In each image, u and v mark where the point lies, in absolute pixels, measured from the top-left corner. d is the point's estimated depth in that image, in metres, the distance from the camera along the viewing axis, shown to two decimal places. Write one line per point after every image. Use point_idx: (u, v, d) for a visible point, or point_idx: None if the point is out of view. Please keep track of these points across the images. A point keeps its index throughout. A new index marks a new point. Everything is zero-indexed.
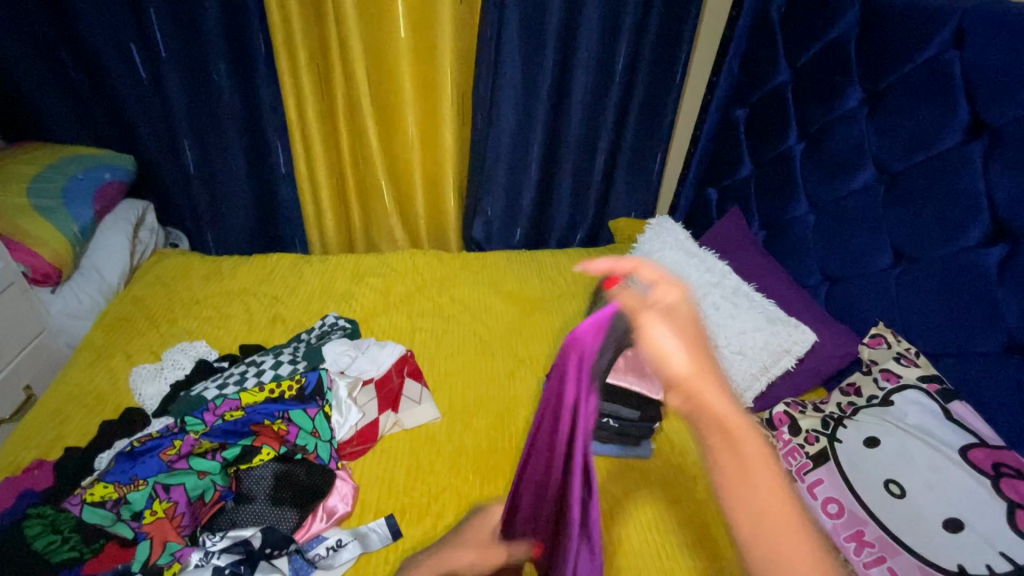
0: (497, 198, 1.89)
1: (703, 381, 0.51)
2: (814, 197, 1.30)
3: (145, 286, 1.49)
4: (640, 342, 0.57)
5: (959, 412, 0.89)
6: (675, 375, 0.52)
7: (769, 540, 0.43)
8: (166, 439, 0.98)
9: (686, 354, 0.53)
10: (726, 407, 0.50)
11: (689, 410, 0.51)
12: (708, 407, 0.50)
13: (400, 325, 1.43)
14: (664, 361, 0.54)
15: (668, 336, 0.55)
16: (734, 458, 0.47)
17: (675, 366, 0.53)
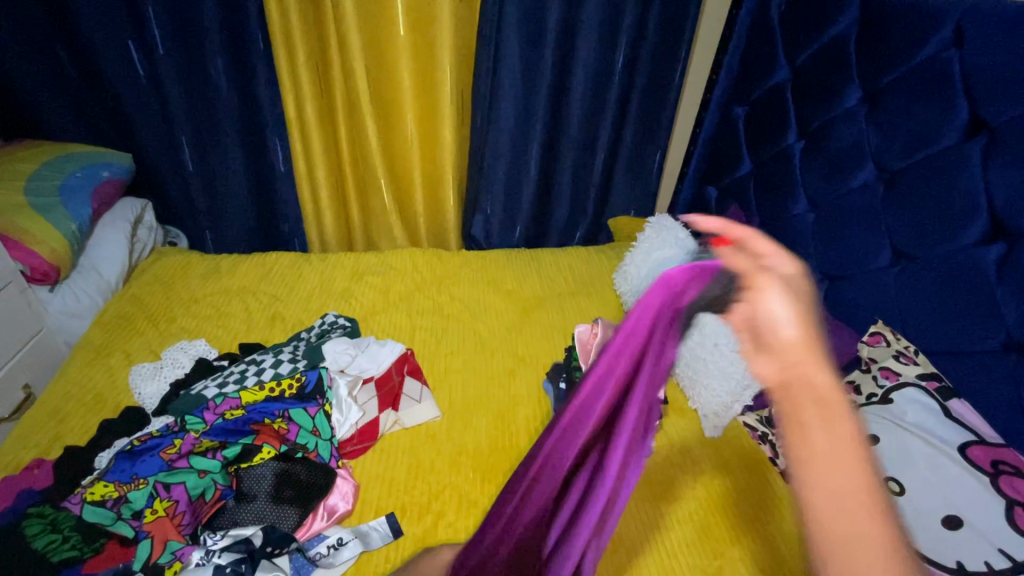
0: (496, 196, 1.89)
1: (808, 361, 0.46)
2: (813, 195, 1.30)
3: (143, 285, 1.48)
4: (741, 307, 0.49)
5: (959, 409, 0.90)
6: (784, 344, 0.46)
7: (844, 523, 0.41)
8: (166, 438, 0.98)
9: (795, 328, 0.47)
10: (828, 389, 0.45)
11: (788, 388, 0.45)
12: (811, 386, 0.45)
13: (399, 324, 1.43)
14: (772, 329, 0.47)
15: (781, 304, 0.48)
16: (826, 441, 0.43)
17: (785, 335, 0.47)
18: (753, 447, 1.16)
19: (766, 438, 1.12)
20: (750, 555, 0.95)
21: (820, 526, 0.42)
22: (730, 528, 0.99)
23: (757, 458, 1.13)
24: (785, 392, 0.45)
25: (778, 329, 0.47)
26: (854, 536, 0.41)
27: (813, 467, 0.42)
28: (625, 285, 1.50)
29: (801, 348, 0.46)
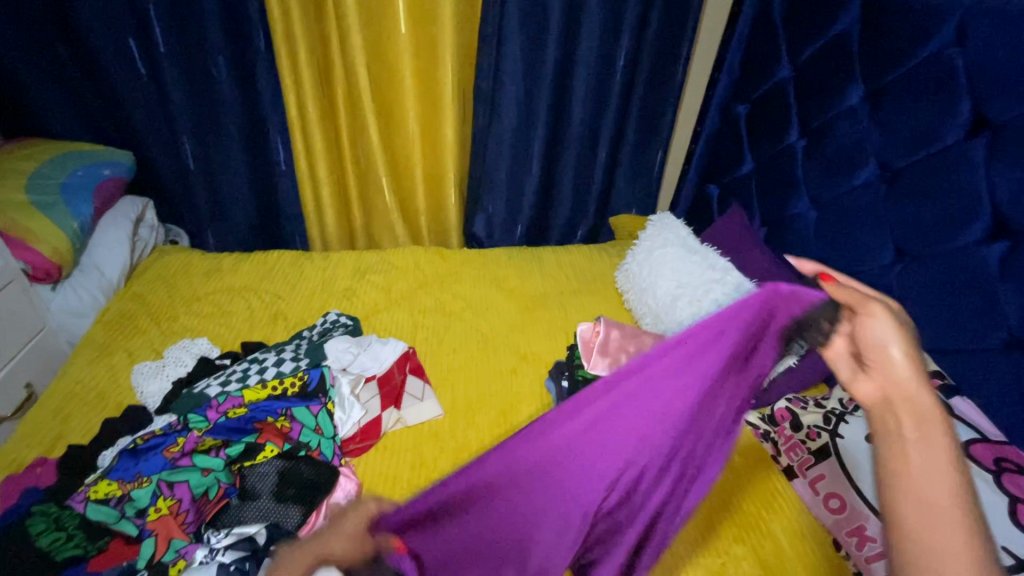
0: (498, 194, 1.89)
1: (906, 380, 0.60)
2: (815, 194, 1.30)
3: (145, 283, 1.48)
4: (853, 330, 0.66)
5: (961, 406, 0.90)
6: (890, 365, 0.62)
7: (927, 512, 0.53)
8: (169, 437, 0.98)
9: (901, 351, 0.62)
10: (926, 403, 0.59)
11: (888, 402, 0.61)
12: (908, 398, 0.59)
13: (401, 322, 1.43)
14: (878, 348, 0.63)
15: (885, 326, 0.63)
16: (919, 445, 0.57)
17: (892, 356, 0.62)
18: (753, 443, 1.14)
19: (767, 436, 1.11)
20: (754, 553, 0.95)
21: (906, 512, 0.54)
22: (736, 528, 0.98)
23: (757, 455, 1.12)
24: (882, 401, 0.61)
25: (887, 354, 0.62)
26: (923, 511, 0.54)
27: (900, 462, 0.56)
28: (626, 283, 1.50)
29: (903, 370, 0.61)
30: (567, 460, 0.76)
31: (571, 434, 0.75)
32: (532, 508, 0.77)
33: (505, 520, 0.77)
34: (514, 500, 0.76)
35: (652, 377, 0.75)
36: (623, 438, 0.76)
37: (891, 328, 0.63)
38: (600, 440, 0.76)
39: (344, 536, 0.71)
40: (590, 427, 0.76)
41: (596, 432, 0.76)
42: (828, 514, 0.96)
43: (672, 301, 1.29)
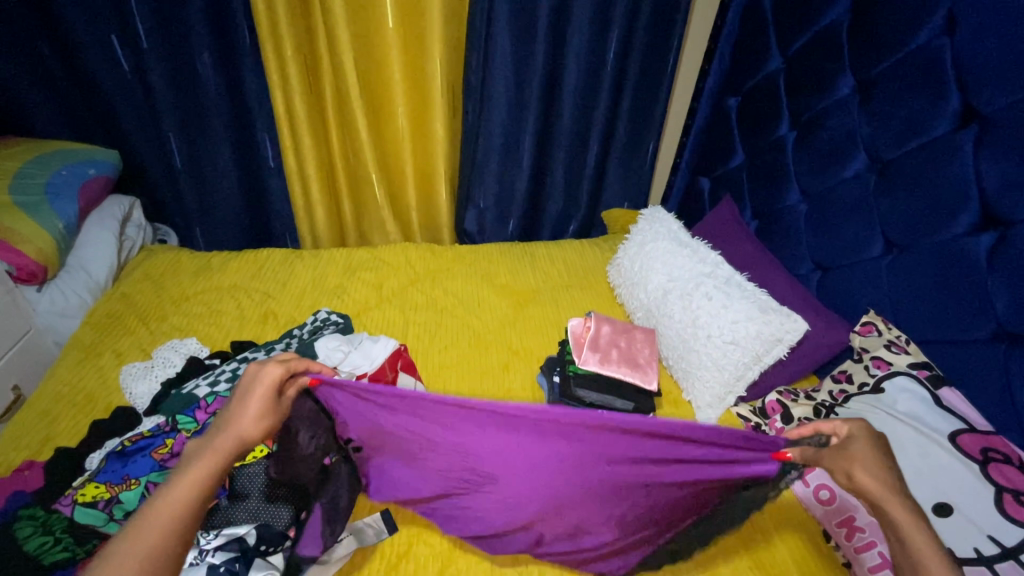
0: (489, 190, 1.88)
1: (882, 494, 0.69)
2: (806, 186, 1.30)
3: (134, 283, 1.47)
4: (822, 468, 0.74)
5: (948, 398, 0.91)
6: (865, 489, 0.70)
7: None
8: (157, 439, 0.93)
9: (867, 476, 0.70)
10: (904, 516, 0.67)
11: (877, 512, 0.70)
12: (889, 514, 0.68)
13: (393, 319, 1.42)
14: (847, 477, 0.71)
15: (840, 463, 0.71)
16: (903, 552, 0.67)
17: (864, 483, 0.70)
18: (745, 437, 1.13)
19: (759, 429, 1.10)
20: (744, 542, 0.96)
21: None
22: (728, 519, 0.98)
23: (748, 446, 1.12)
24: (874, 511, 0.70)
25: (855, 482, 0.71)
26: None
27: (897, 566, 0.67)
28: (618, 277, 1.50)
29: (873, 488, 0.69)
30: (536, 460, 0.85)
31: (557, 468, 0.84)
32: (459, 451, 0.88)
33: (424, 446, 0.89)
34: (450, 431, 0.86)
35: (658, 465, 0.82)
36: (580, 490, 0.85)
37: (847, 459, 0.71)
38: (569, 482, 0.85)
39: (252, 416, 0.74)
40: (569, 476, 0.85)
41: (571, 480, 0.85)
42: (818, 505, 0.96)
43: (664, 295, 1.29)
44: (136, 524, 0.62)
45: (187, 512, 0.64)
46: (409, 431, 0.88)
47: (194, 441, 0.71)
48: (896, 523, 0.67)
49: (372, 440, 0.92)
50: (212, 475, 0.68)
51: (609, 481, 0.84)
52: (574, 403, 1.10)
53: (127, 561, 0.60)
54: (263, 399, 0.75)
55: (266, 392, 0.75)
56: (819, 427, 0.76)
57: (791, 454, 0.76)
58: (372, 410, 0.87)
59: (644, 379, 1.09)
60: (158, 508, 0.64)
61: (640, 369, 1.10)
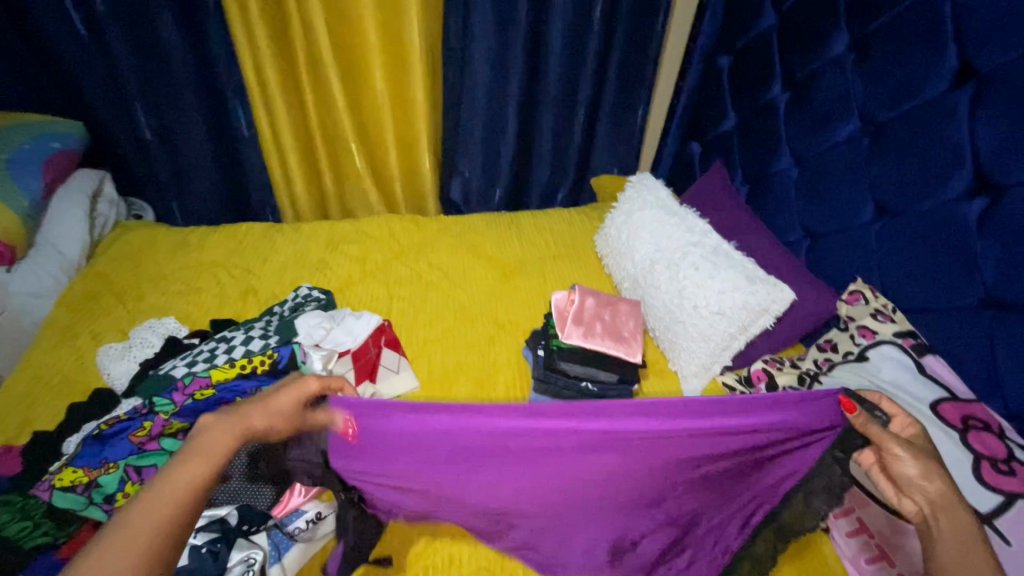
0: (474, 157, 1.82)
1: (943, 496, 0.69)
2: (797, 150, 1.26)
3: (109, 261, 1.42)
4: (893, 468, 0.72)
5: (932, 365, 0.91)
6: (930, 492, 0.69)
7: None
8: (134, 421, 0.91)
9: (939, 481, 0.69)
10: (965, 526, 0.66)
11: (930, 515, 0.69)
12: (947, 522, 0.67)
13: (376, 294, 1.40)
14: (915, 480, 0.70)
15: (911, 466, 0.70)
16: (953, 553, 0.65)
17: (931, 487, 0.69)
18: None
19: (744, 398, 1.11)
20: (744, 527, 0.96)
21: None
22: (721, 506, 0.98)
23: None
24: (926, 515, 0.69)
25: (930, 476, 0.69)
26: None
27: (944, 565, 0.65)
28: (606, 247, 1.48)
29: (940, 494, 0.69)
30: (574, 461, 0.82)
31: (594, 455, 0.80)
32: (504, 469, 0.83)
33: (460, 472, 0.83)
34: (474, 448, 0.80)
35: (709, 445, 0.81)
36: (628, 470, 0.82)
37: (921, 458, 0.70)
38: (619, 487, 0.85)
39: (276, 409, 0.74)
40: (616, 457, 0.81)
41: (624, 465, 0.82)
42: None
43: (650, 266, 1.27)
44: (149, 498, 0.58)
45: (202, 490, 0.62)
46: (428, 453, 0.81)
47: (210, 417, 0.69)
48: (955, 527, 0.67)
49: (397, 468, 0.82)
50: (229, 452, 0.66)
51: (663, 460, 0.82)
52: (558, 375, 1.09)
53: (134, 537, 0.55)
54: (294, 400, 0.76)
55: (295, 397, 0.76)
56: (887, 406, 0.77)
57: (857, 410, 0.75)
58: (406, 440, 0.80)
59: (629, 352, 1.08)
60: (170, 485, 0.60)
61: (624, 342, 1.09)
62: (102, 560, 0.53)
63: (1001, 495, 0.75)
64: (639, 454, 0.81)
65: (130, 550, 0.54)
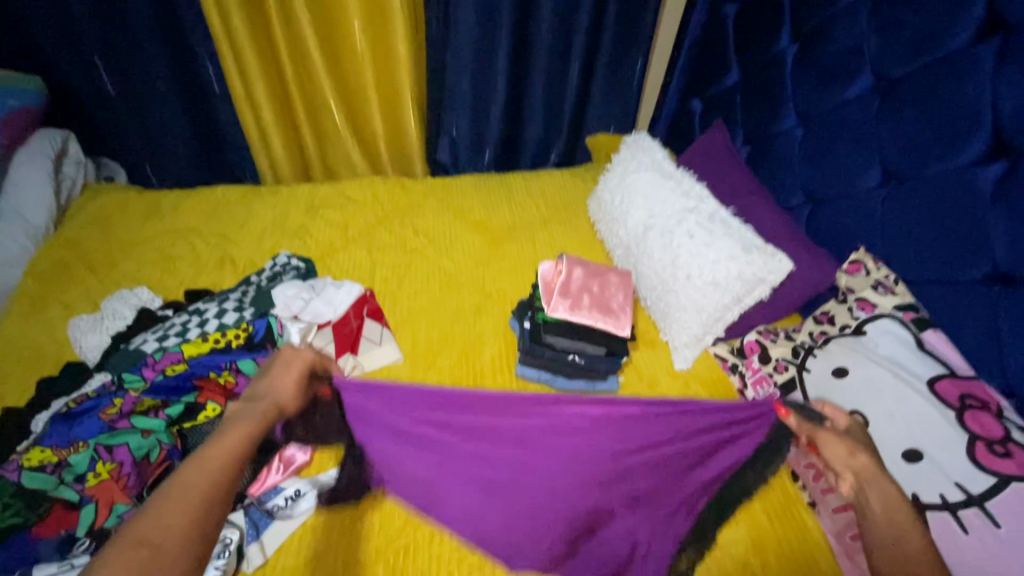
0: (462, 115, 1.72)
1: (871, 467, 0.72)
2: (803, 108, 1.18)
3: (78, 228, 1.36)
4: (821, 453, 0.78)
5: (932, 341, 0.88)
6: (859, 466, 0.73)
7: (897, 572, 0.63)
8: (104, 399, 0.89)
9: (865, 455, 0.74)
10: (890, 493, 0.70)
11: (861, 487, 0.72)
12: (876, 490, 0.70)
13: (359, 262, 1.34)
14: (852, 456, 0.74)
15: (838, 447, 0.75)
16: (884, 514, 0.68)
17: (861, 461, 0.73)
18: (720, 376, 1.13)
19: (735, 368, 1.10)
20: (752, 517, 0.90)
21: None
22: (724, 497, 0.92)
23: (722, 387, 1.10)
24: (858, 492, 0.72)
25: (854, 457, 0.74)
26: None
27: (877, 532, 0.68)
28: (598, 212, 1.43)
29: (866, 465, 0.73)
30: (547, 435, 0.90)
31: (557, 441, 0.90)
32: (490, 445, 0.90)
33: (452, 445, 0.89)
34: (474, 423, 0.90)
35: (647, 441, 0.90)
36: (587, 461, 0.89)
37: (840, 439, 0.76)
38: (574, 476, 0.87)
39: (287, 390, 0.78)
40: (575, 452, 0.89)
41: (581, 457, 0.88)
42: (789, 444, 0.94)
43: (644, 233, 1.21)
44: (191, 465, 0.60)
45: (245, 455, 0.64)
46: (423, 433, 0.90)
47: (235, 406, 0.72)
48: (885, 493, 0.70)
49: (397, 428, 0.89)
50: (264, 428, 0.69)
51: (615, 461, 0.88)
52: (544, 348, 1.06)
53: (188, 495, 0.56)
54: (302, 371, 0.81)
55: (301, 369, 0.81)
56: (829, 410, 0.83)
57: (790, 413, 0.83)
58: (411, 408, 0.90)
59: (617, 325, 1.05)
60: (214, 452, 0.62)
61: (613, 315, 1.06)
62: (160, 517, 0.54)
63: (995, 476, 0.72)
64: (591, 446, 0.89)
65: (188, 501, 0.56)
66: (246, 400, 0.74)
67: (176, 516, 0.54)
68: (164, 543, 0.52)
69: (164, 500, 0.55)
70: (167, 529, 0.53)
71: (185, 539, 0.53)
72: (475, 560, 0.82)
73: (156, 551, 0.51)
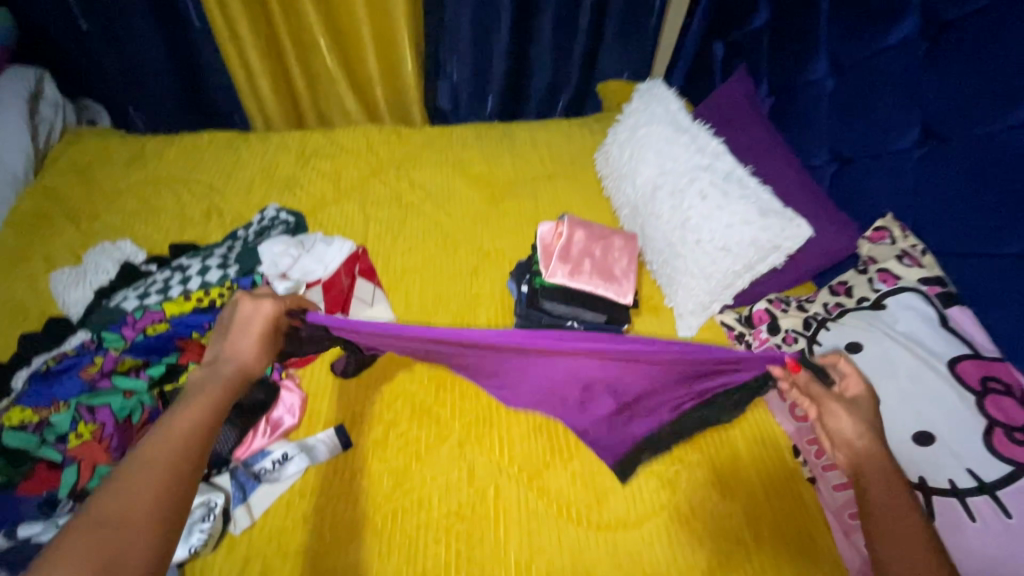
0: (464, 57, 1.60)
1: (872, 448, 0.68)
2: (838, 55, 1.07)
3: (58, 175, 1.30)
4: (825, 423, 0.72)
5: (956, 318, 0.82)
6: (859, 446, 0.68)
7: (894, 559, 0.60)
8: (83, 357, 0.86)
9: (866, 435, 0.68)
10: (891, 474, 0.65)
11: (860, 467, 0.67)
12: (876, 473, 0.66)
13: (352, 217, 1.28)
14: (851, 435, 0.69)
15: (846, 421, 0.70)
16: (884, 499, 0.64)
17: (861, 440, 0.68)
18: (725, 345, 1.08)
19: (742, 338, 1.04)
20: (748, 489, 0.87)
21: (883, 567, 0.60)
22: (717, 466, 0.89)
23: None
24: (855, 470, 0.68)
25: (861, 436, 0.69)
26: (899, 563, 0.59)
27: (872, 518, 0.63)
28: (606, 166, 1.34)
29: (866, 444, 0.68)
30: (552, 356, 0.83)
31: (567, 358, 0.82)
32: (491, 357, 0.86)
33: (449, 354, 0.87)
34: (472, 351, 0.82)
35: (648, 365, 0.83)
36: (594, 363, 0.85)
37: (846, 414, 0.70)
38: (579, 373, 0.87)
39: (251, 350, 0.72)
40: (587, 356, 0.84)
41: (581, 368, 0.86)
42: (791, 420, 0.93)
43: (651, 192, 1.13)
44: (153, 438, 0.57)
45: (214, 425, 0.62)
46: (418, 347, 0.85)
47: (197, 374, 0.69)
48: (884, 477, 0.66)
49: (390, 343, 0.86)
50: (233, 397, 0.67)
51: (615, 369, 0.86)
52: (541, 315, 1.01)
53: (153, 471, 0.54)
54: (266, 327, 0.74)
55: (266, 326, 0.74)
56: (841, 367, 0.76)
57: (801, 370, 0.75)
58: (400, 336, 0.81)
59: (619, 293, 0.99)
60: (178, 425, 0.60)
61: (615, 281, 1.00)
62: (124, 491, 0.52)
63: (1012, 465, 0.68)
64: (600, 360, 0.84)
65: (151, 475, 0.54)
66: (209, 365, 0.70)
67: (140, 492, 0.52)
68: (128, 518, 0.50)
69: (124, 474, 0.53)
70: (131, 506, 0.51)
71: (152, 517, 0.51)
72: (463, 528, 0.81)
73: (120, 526, 0.50)
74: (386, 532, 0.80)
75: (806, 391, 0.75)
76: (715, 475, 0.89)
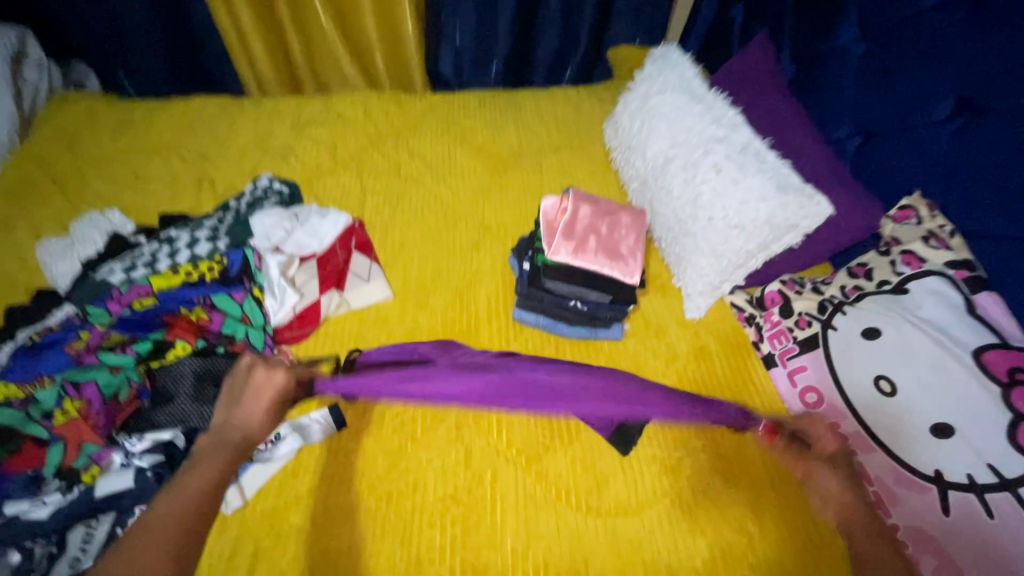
0: (468, 20, 1.52)
1: (857, 506, 0.72)
2: (869, 19, 1.00)
3: (44, 141, 1.25)
4: (811, 482, 0.78)
5: (984, 304, 0.77)
6: (843, 506, 0.73)
7: None
8: (69, 332, 0.85)
9: (848, 492, 0.73)
10: (873, 530, 0.68)
11: (849, 531, 0.70)
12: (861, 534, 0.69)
13: (349, 187, 1.23)
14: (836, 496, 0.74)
15: (829, 480, 0.75)
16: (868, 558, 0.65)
17: (843, 499, 0.73)
18: (735, 327, 1.04)
19: (752, 320, 1.01)
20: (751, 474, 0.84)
21: None
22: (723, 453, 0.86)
23: (737, 339, 1.02)
24: (845, 527, 0.71)
25: (845, 496, 0.73)
26: None
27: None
28: (615, 138, 1.28)
29: (851, 501, 0.72)
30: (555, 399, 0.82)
31: (584, 405, 0.81)
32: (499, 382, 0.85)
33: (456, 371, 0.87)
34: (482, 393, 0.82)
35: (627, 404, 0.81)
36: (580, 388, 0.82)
37: (833, 475, 0.75)
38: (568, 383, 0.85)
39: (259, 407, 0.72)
40: (592, 382, 0.83)
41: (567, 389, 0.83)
42: (801, 407, 0.89)
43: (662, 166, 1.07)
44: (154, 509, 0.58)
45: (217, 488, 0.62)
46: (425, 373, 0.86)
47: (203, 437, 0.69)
48: (870, 535, 0.68)
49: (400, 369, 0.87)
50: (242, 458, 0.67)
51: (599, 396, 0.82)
52: (544, 294, 0.98)
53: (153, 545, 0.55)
54: (275, 397, 0.73)
55: (276, 394, 0.73)
56: (818, 427, 0.80)
57: (775, 438, 0.83)
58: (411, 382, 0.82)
59: (625, 273, 0.95)
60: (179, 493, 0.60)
61: (621, 260, 0.96)
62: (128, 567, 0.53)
63: None
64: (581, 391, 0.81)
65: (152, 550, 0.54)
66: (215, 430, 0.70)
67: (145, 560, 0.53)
68: None
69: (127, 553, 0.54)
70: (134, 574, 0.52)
71: None
72: (459, 512, 0.79)
73: None
74: (380, 514, 0.78)
75: (792, 449, 0.81)
76: (720, 461, 0.86)
